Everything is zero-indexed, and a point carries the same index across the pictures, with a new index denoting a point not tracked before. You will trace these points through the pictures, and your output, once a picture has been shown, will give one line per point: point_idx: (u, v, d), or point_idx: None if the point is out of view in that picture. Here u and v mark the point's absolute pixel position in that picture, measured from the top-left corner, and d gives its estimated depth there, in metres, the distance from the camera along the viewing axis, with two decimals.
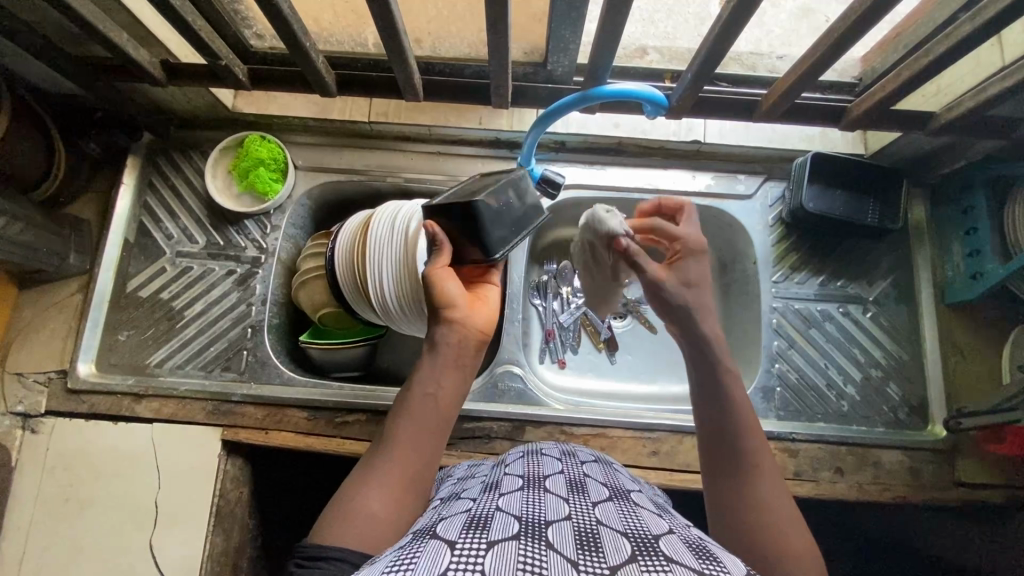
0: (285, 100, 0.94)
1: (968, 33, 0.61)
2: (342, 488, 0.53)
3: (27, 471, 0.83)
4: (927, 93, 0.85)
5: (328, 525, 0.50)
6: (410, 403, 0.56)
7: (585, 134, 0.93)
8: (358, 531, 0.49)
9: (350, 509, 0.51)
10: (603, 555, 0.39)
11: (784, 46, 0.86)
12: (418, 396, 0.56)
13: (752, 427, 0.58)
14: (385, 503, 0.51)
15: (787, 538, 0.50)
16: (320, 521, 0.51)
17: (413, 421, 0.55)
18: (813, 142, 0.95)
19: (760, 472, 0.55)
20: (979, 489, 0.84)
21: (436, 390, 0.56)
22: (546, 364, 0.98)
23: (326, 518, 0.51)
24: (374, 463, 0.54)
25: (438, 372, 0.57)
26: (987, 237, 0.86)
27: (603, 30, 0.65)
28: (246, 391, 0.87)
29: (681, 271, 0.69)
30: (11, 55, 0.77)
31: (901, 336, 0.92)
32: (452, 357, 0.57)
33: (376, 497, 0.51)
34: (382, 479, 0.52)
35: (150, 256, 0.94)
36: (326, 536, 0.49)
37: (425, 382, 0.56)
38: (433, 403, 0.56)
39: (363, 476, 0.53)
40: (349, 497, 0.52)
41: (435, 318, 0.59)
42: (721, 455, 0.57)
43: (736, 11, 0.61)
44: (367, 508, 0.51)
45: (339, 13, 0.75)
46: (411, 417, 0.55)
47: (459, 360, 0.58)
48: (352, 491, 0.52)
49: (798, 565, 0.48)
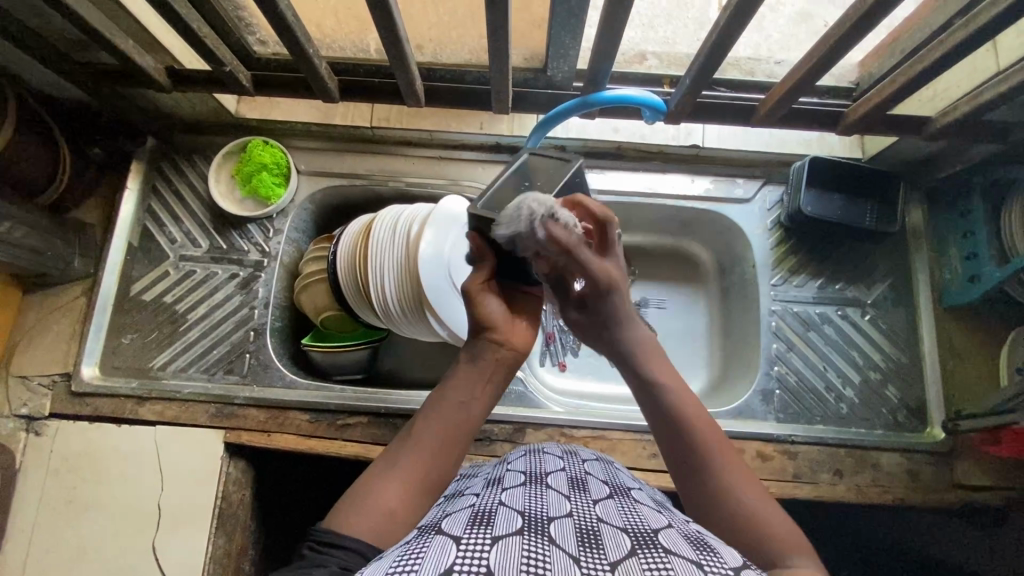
0: (287, 106, 0.96)
1: (963, 38, 0.62)
2: (359, 480, 0.53)
3: (31, 474, 0.84)
4: (923, 98, 0.86)
5: (343, 514, 0.50)
6: (439, 409, 0.58)
7: (585, 139, 0.94)
8: (372, 521, 0.49)
9: (366, 499, 0.51)
10: (604, 550, 0.40)
11: (782, 51, 0.87)
12: (450, 403, 0.58)
13: (710, 423, 0.58)
14: (402, 498, 0.51)
15: (767, 528, 0.50)
16: (335, 509, 0.52)
17: (441, 426, 0.57)
18: (811, 146, 0.96)
19: (728, 466, 0.54)
20: (977, 491, 0.84)
21: (466, 399, 0.59)
22: (547, 366, 1.00)
23: (341, 507, 0.51)
24: (392, 459, 0.54)
25: (472, 385, 0.60)
26: (985, 240, 0.86)
27: (603, 36, 0.66)
28: (248, 394, 0.88)
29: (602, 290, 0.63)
30: (18, 61, 0.78)
31: (899, 339, 0.92)
32: (487, 372, 0.61)
33: (393, 490, 0.51)
34: (401, 475, 0.53)
35: (154, 260, 0.94)
36: (341, 524, 0.49)
37: (459, 391, 0.59)
38: (463, 411, 0.58)
39: (381, 470, 0.54)
40: (366, 488, 0.52)
41: (476, 335, 0.63)
42: (686, 464, 0.56)
43: (733, 17, 0.62)
44: (384, 500, 0.51)
45: (341, 20, 0.76)
46: (439, 421, 0.57)
47: (496, 374, 0.61)
48: (369, 481, 0.52)
49: (781, 549, 0.48)
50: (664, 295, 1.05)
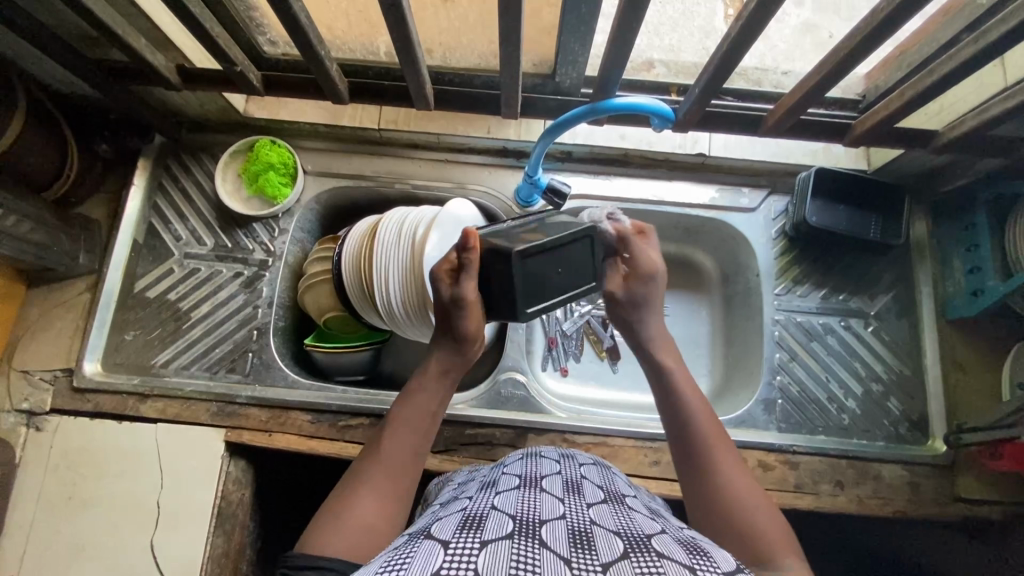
0: (297, 107, 0.97)
1: (972, 53, 0.62)
2: (329, 502, 0.55)
3: (31, 467, 0.84)
4: (930, 111, 0.87)
5: (318, 534, 0.52)
6: (398, 424, 0.62)
7: (592, 145, 0.96)
8: (347, 538, 0.51)
9: (338, 521, 0.53)
10: (596, 552, 0.40)
11: (787, 62, 0.89)
12: (401, 420, 0.62)
13: (719, 432, 0.60)
14: (375, 514, 0.54)
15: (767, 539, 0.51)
16: (307, 531, 0.53)
17: (397, 441, 0.60)
18: (818, 157, 0.97)
19: (731, 465, 0.57)
20: (977, 505, 0.84)
21: (429, 412, 0.64)
22: (550, 371, 1.00)
23: (314, 529, 0.53)
24: (359, 480, 0.57)
25: (426, 398, 0.64)
26: (987, 255, 0.87)
27: (615, 45, 0.66)
28: (251, 392, 0.88)
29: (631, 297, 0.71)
30: (28, 57, 0.78)
31: (901, 351, 0.93)
32: (440, 379, 0.66)
33: (364, 510, 0.54)
34: (367, 494, 0.55)
35: (159, 257, 0.95)
36: (315, 546, 0.51)
37: (410, 407, 0.63)
38: (416, 424, 0.62)
39: (350, 490, 0.56)
40: (337, 508, 0.54)
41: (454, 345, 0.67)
42: (689, 455, 0.59)
43: (745, 30, 0.62)
44: (357, 519, 0.53)
45: (353, 21, 0.76)
46: (401, 435, 0.61)
47: (437, 380, 0.66)
48: (339, 504, 0.55)
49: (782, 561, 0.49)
50: (667, 301, 1.05)
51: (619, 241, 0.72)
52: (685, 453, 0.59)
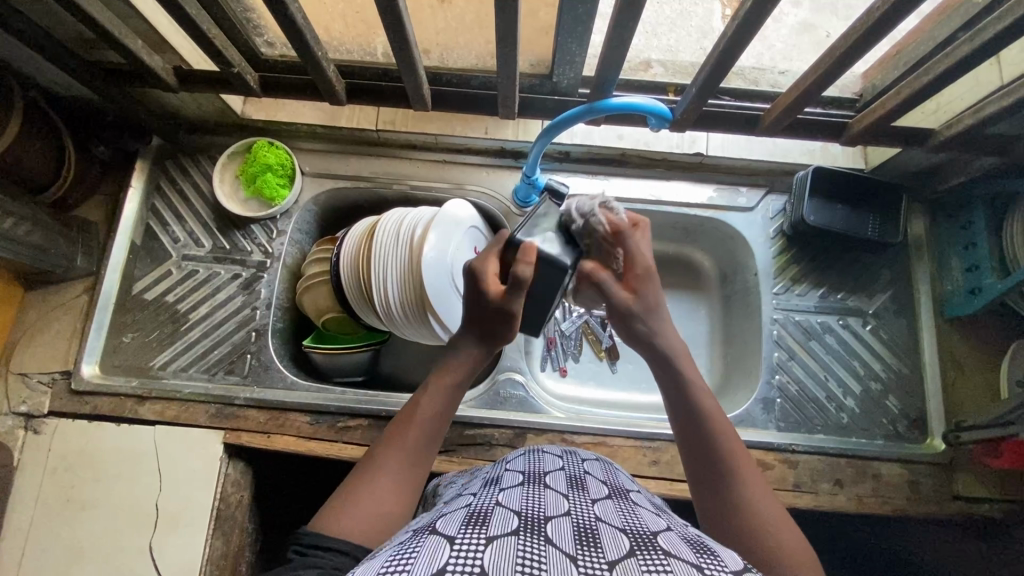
0: (293, 108, 0.97)
1: (966, 52, 0.62)
2: (344, 486, 0.55)
3: (28, 471, 0.84)
4: (927, 110, 0.87)
5: (329, 519, 0.52)
6: (417, 420, 0.60)
7: (590, 145, 0.95)
8: (358, 527, 0.51)
9: (351, 507, 0.52)
10: (602, 550, 0.40)
11: (784, 61, 0.89)
12: (422, 418, 0.60)
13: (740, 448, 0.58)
14: (386, 507, 0.54)
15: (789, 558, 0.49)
16: (321, 511, 0.53)
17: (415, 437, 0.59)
18: (814, 157, 0.97)
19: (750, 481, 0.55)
20: (979, 503, 0.84)
21: (447, 405, 0.62)
22: (548, 371, 1.00)
23: (328, 510, 0.53)
24: (373, 468, 0.56)
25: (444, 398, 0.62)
26: (986, 254, 0.87)
27: (611, 46, 0.67)
28: (249, 395, 0.88)
29: (639, 295, 0.68)
30: (25, 59, 0.78)
31: (900, 349, 0.93)
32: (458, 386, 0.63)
33: (376, 502, 0.53)
34: (381, 486, 0.54)
35: (157, 259, 0.94)
36: (329, 529, 0.51)
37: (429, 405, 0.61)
38: (433, 423, 0.60)
39: (364, 478, 0.55)
40: (351, 495, 0.54)
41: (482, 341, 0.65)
42: (706, 468, 0.57)
43: (741, 29, 0.62)
44: (368, 510, 0.52)
45: (350, 23, 0.76)
46: (416, 428, 0.59)
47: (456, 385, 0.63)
48: (354, 490, 0.54)
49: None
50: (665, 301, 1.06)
51: (615, 236, 0.70)
52: (701, 468, 0.57)
